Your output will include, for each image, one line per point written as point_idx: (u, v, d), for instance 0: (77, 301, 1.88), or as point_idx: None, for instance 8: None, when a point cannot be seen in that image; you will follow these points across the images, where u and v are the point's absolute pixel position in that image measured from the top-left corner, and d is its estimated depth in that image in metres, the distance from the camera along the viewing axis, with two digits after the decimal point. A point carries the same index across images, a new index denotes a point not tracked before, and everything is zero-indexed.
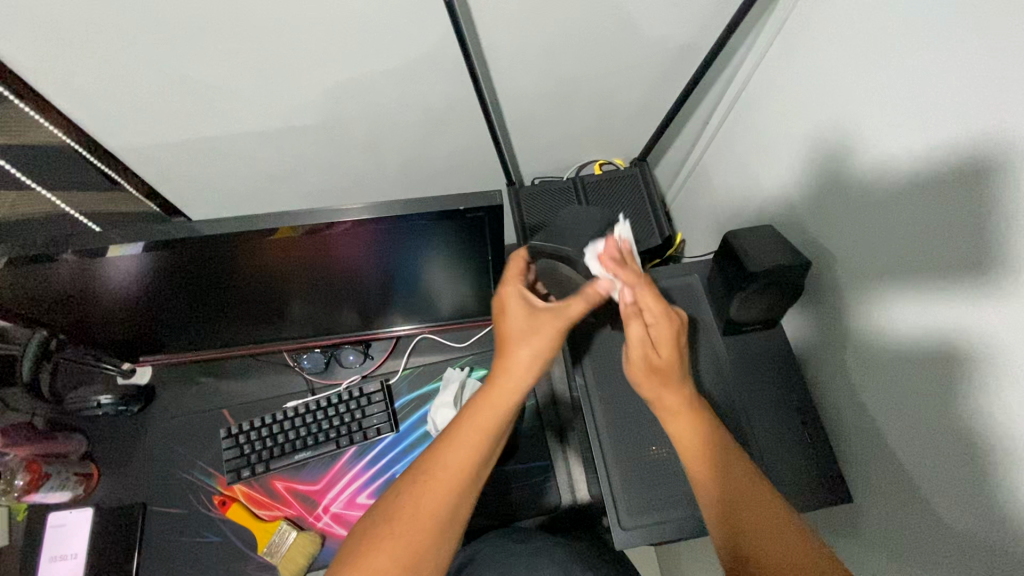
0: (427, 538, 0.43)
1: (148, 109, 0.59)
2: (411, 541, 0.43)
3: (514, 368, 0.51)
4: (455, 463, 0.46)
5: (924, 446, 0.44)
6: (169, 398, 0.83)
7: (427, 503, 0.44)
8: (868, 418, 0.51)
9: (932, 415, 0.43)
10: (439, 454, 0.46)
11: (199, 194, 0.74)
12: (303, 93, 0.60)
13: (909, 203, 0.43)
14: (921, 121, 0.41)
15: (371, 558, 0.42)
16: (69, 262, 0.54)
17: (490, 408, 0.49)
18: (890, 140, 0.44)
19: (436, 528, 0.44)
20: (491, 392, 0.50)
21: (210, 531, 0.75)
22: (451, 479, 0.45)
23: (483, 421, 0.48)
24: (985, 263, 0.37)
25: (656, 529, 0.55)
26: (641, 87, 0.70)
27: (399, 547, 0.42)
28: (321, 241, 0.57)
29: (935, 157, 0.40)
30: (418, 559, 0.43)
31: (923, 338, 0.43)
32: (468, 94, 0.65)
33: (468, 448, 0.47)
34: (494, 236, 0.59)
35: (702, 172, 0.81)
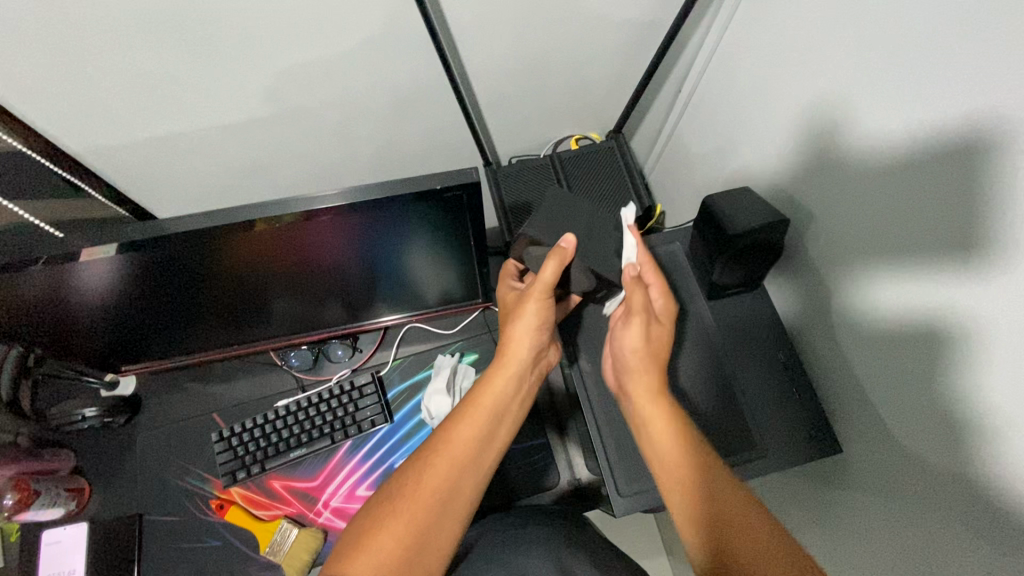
0: (430, 509, 0.46)
1: (107, 107, 0.57)
2: (416, 514, 0.46)
3: (507, 354, 0.57)
4: (457, 442, 0.51)
5: (915, 409, 0.44)
6: (157, 406, 0.81)
7: (431, 479, 0.48)
8: (859, 384, 0.51)
9: (925, 382, 0.43)
10: (443, 433, 0.52)
11: (170, 193, 0.73)
12: (268, 82, 0.58)
13: (895, 163, 0.42)
14: (896, 72, 0.41)
15: (377, 534, 0.45)
16: (42, 271, 0.52)
17: (488, 391, 0.55)
18: (864, 92, 0.44)
19: (440, 502, 0.47)
20: (490, 378, 0.56)
21: (210, 536, 0.75)
22: (452, 456, 0.50)
23: (482, 401, 0.54)
24: (975, 224, 0.37)
25: (654, 494, 0.55)
26: (611, 57, 0.70)
27: (403, 518, 0.45)
28: (297, 233, 0.56)
29: (920, 109, 0.39)
30: (424, 533, 0.45)
31: (919, 310, 0.43)
32: (438, 74, 0.63)
33: (470, 426, 0.52)
34: (473, 216, 0.59)
35: (678, 140, 0.81)
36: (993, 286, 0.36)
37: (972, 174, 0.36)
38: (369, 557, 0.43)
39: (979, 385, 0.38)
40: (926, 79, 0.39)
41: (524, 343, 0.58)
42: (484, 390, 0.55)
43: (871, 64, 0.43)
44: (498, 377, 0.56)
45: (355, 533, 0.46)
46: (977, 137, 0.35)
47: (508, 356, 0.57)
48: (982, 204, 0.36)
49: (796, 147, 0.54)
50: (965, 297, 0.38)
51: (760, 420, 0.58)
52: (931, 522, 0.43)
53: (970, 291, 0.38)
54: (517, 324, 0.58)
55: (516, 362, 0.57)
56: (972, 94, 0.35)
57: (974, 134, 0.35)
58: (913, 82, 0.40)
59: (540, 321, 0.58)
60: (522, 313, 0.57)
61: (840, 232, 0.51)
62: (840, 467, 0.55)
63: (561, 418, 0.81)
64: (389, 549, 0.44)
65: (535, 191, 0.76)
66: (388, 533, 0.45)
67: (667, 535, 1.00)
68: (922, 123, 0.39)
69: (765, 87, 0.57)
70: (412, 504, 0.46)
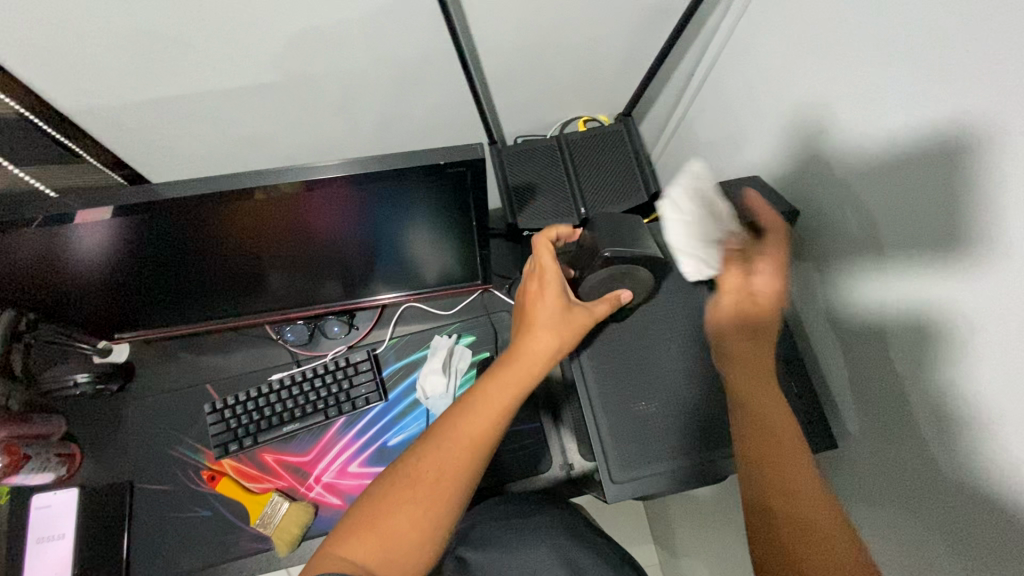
0: (445, 502, 0.47)
1: (101, 65, 0.54)
2: (423, 504, 0.46)
3: (528, 347, 0.54)
4: (463, 432, 0.49)
5: (910, 403, 0.44)
6: (149, 375, 0.81)
7: (434, 471, 0.48)
8: (857, 379, 0.50)
9: (924, 378, 0.42)
10: (461, 423, 0.50)
11: (165, 159, 0.71)
12: (266, 47, 0.56)
13: (907, 157, 0.41)
14: (920, 64, 0.39)
15: (390, 517, 0.46)
16: (28, 233, 0.50)
17: (508, 392, 0.52)
18: (883, 83, 0.42)
19: (450, 495, 0.47)
20: (503, 374, 0.53)
21: (201, 506, 0.75)
22: (470, 450, 0.49)
23: (503, 399, 0.52)
24: (990, 219, 0.35)
25: (646, 481, 0.55)
26: (622, 39, 0.67)
27: (417, 507, 0.46)
28: (295, 206, 0.54)
29: (939, 101, 0.38)
30: (432, 522, 0.46)
31: (924, 305, 0.41)
32: (445, 47, 0.61)
33: (485, 426, 0.50)
34: (475, 194, 0.57)
35: (686, 127, 0.79)
36: (1001, 281, 0.35)
37: (994, 175, 0.34)
38: (379, 538, 0.45)
39: (988, 382, 0.37)
40: (951, 75, 0.37)
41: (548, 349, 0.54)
42: (495, 385, 0.52)
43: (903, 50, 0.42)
44: (512, 371, 0.53)
45: (361, 513, 0.47)
46: (1001, 139, 0.34)
47: (532, 350, 0.54)
48: (999, 198, 0.34)
49: (812, 137, 0.52)
50: (975, 291, 0.37)
51: None
52: (924, 519, 0.43)
53: (979, 284, 0.37)
54: (547, 332, 0.54)
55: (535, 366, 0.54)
56: (995, 89, 0.34)
57: (997, 129, 0.34)
58: (934, 77, 0.38)
59: (558, 335, 0.54)
60: (557, 325, 0.54)
61: (848, 228, 0.49)
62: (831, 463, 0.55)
63: (556, 404, 0.80)
64: (398, 536, 0.45)
65: (541, 173, 0.74)
66: (402, 516, 0.46)
67: (655, 522, 1.01)
68: (944, 114, 0.37)
69: (779, 70, 0.55)
70: (417, 493, 0.47)
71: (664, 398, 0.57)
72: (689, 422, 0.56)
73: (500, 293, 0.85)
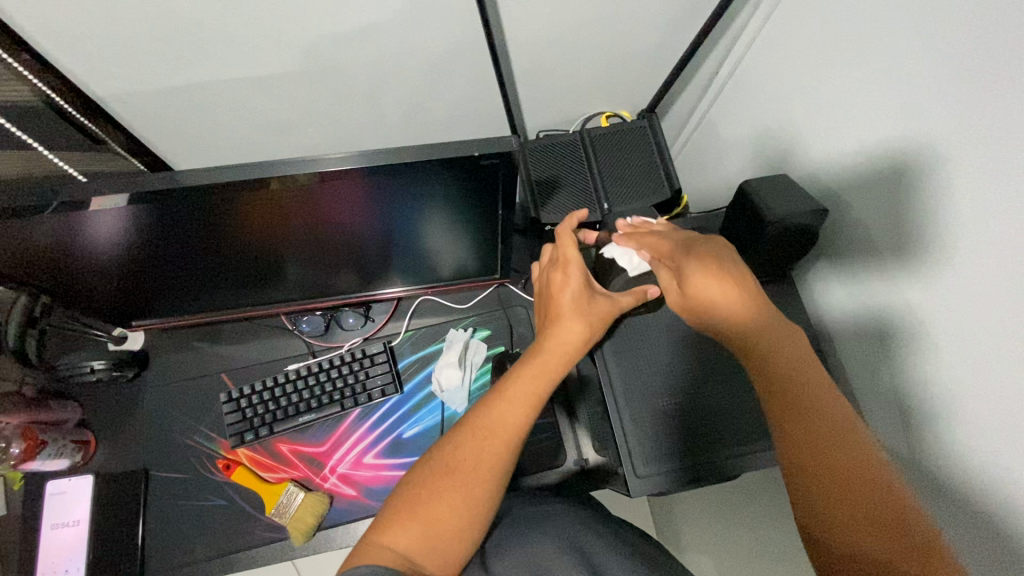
0: (485, 489, 0.46)
1: (134, 50, 0.54)
2: (462, 492, 0.46)
3: (559, 337, 0.54)
4: (499, 420, 0.49)
5: (908, 394, 0.49)
6: (164, 363, 0.80)
7: (471, 460, 0.47)
8: (867, 377, 0.54)
9: (916, 371, 0.48)
10: (496, 411, 0.49)
11: (188, 146, 0.71)
12: (299, 35, 0.56)
13: (910, 175, 0.46)
14: (983, 67, 0.39)
15: (430, 506, 0.45)
16: (49, 217, 0.50)
17: (540, 377, 0.52)
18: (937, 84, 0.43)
19: (489, 481, 0.47)
20: (535, 363, 0.52)
21: (215, 495, 0.75)
22: (507, 437, 0.48)
23: (534, 386, 0.51)
24: (977, 227, 0.40)
25: (668, 476, 0.55)
26: (651, 34, 0.67)
27: (458, 494, 0.45)
28: (323, 195, 0.54)
29: (998, 101, 0.38)
30: (474, 509, 0.45)
31: (971, 301, 0.42)
32: (476, 39, 0.61)
33: (518, 412, 0.49)
34: (504, 186, 0.57)
35: (708, 126, 0.79)
36: (981, 281, 0.41)
37: None
38: (422, 527, 0.44)
39: (988, 369, 0.41)
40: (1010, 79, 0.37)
41: (577, 339, 0.54)
42: (529, 374, 0.52)
43: (943, 54, 0.42)
44: (547, 360, 0.53)
45: (399, 504, 0.46)
46: None
47: (564, 339, 0.54)
48: (978, 210, 0.40)
49: (846, 138, 0.53)
50: (962, 290, 0.42)
51: None
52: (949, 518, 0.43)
53: (961, 286, 0.43)
54: (574, 320, 0.54)
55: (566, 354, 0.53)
56: None
57: None
58: (996, 79, 0.38)
59: (588, 325, 0.54)
60: (583, 312, 0.55)
61: (890, 230, 0.49)
62: None
63: (572, 401, 0.80)
64: (441, 524, 0.44)
65: (563, 168, 0.74)
66: (444, 504, 0.45)
67: (661, 519, 1.01)
68: (938, 139, 0.43)
69: (815, 70, 0.56)
70: (456, 481, 0.46)
71: (686, 393, 0.58)
72: (710, 417, 0.57)
73: (516, 288, 0.85)
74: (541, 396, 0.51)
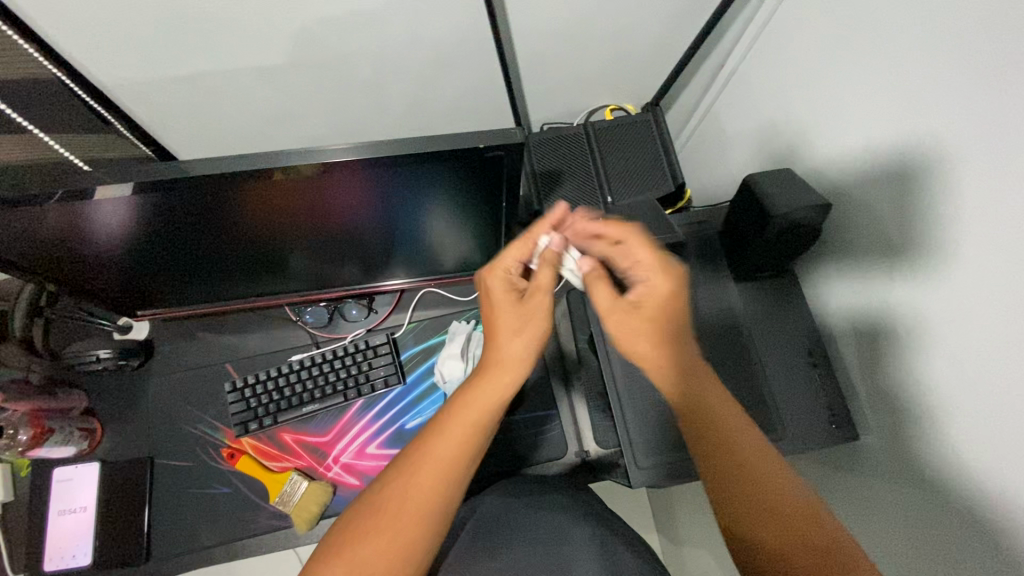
0: (414, 526, 0.47)
1: (139, 38, 0.54)
2: (390, 532, 0.46)
3: (512, 333, 0.53)
4: (428, 459, 0.49)
5: (902, 391, 0.50)
6: (170, 352, 0.81)
7: (400, 499, 0.47)
8: (862, 370, 0.55)
9: (910, 368, 0.49)
10: (427, 445, 0.49)
11: (193, 136, 0.71)
12: (304, 25, 0.56)
13: (914, 169, 0.46)
14: (992, 62, 0.39)
15: (358, 545, 0.46)
16: (55, 206, 0.51)
17: (475, 407, 0.50)
18: (945, 79, 0.43)
19: (418, 519, 0.47)
20: (471, 392, 0.51)
21: (220, 483, 0.75)
22: (436, 473, 0.48)
23: (468, 418, 0.50)
24: (982, 223, 0.40)
25: (670, 467, 0.56)
26: (657, 27, 0.67)
27: (383, 534, 0.46)
28: (326, 187, 0.55)
29: (1007, 94, 0.38)
30: (403, 549, 0.46)
31: (973, 295, 0.42)
32: (482, 30, 0.61)
33: (449, 446, 0.49)
34: (508, 179, 0.57)
35: (713, 119, 0.79)
36: (979, 283, 0.41)
37: None
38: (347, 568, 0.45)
39: (989, 365, 0.41)
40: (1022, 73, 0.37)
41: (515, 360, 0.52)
42: (463, 401, 0.51)
43: (951, 46, 0.42)
44: (481, 391, 0.51)
45: (333, 542, 0.47)
46: None
47: (507, 364, 0.52)
48: (982, 214, 0.40)
49: (852, 131, 0.53)
50: (957, 291, 0.43)
51: (782, 403, 0.57)
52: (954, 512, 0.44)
53: (960, 283, 0.43)
54: (512, 337, 0.53)
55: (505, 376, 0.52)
56: None
57: None
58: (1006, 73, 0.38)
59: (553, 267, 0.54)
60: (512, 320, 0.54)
61: (889, 225, 0.49)
62: (854, 455, 0.55)
63: (574, 394, 0.80)
64: (366, 565, 0.45)
65: (567, 161, 0.74)
66: (370, 544, 0.46)
67: (660, 511, 1.02)
68: (942, 141, 0.43)
69: (823, 62, 0.55)
70: (382, 523, 0.47)
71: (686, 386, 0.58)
72: None
73: None
74: (475, 428, 0.50)
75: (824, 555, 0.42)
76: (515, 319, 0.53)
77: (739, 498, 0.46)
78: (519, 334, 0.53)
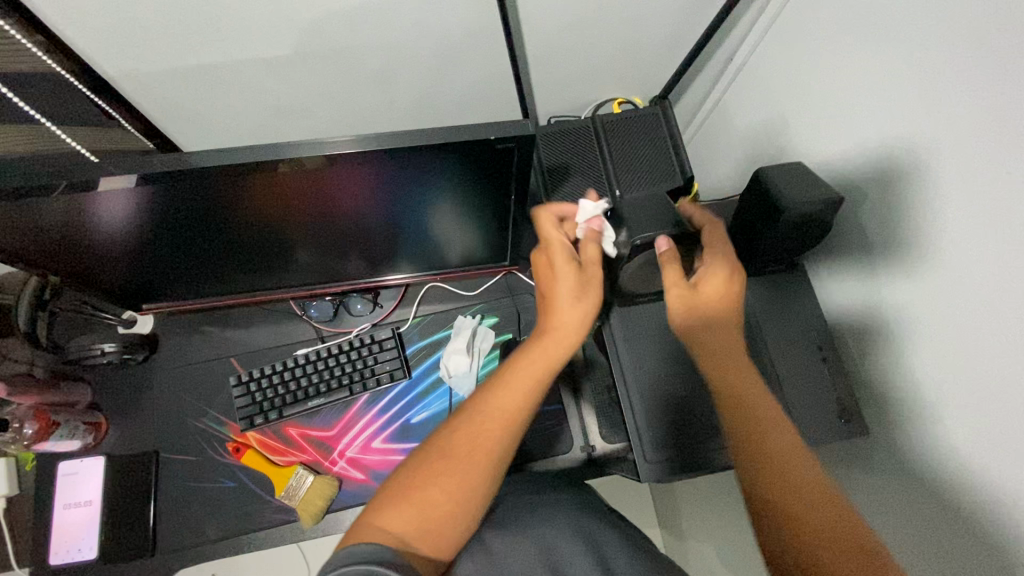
0: (481, 473, 0.47)
1: (143, 28, 0.53)
2: (458, 478, 0.46)
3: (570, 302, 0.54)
4: (494, 410, 0.49)
5: (912, 386, 0.50)
6: (174, 346, 0.81)
7: (467, 445, 0.48)
8: (874, 366, 0.55)
9: (919, 364, 0.49)
10: (493, 397, 0.50)
11: (198, 129, 0.70)
12: (310, 15, 0.55)
13: (929, 160, 0.45)
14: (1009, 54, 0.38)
15: (426, 489, 0.46)
16: (61, 199, 0.50)
17: (536, 363, 0.52)
18: (964, 71, 0.42)
19: (485, 466, 0.47)
20: (535, 349, 0.52)
21: (226, 477, 0.75)
22: (503, 424, 0.49)
23: (532, 375, 0.51)
24: (999, 219, 0.40)
25: (678, 463, 0.56)
26: (666, 19, 0.66)
27: (452, 479, 0.46)
28: (334, 179, 0.54)
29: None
30: (469, 496, 0.46)
31: (988, 292, 0.41)
32: (490, 21, 0.60)
33: (513, 397, 0.50)
34: (517, 172, 0.56)
35: (720, 113, 0.78)
36: (991, 278, 0.41)
37: None
38: (415, 510, 0.45)
39: (1005, 361, 0.41)
40: None
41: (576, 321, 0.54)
42: (526, 357, 0.52)
43: (969, 38, 0.41)
44: (543, 347, 0.53)
45: (396, 487, 0.47)
46: None
47: (568, 321, 0.53)
48: (996, 209, 0.40)
49: (864, 124, 0.52)
50: (969, 287, 0.43)
51: (790, 398, 0.57)
52: (966, 508, 0.44)
53: (976, 279, 0.42)
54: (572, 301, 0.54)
55: (564, 336, 0.53)
56: None
57: None
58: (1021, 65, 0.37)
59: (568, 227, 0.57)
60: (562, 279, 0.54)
61: (902, 221, 0.49)
62: (864, 451, 0.55)
63: (580, 390, 0.80)
64: (435, 508, 0.45)
65: (575, 155, 0.73)
66: (439, 488, 0.46)
67: (663, 506, 1.02)
68: (953, 136, 0.43)
69: (835, 54, 0.55)
70: (451, 466, 0.47)
71: (694, 380, 0.58)
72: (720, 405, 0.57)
73: (524, 276, 0.85)
74: (538, 384, 0.51)
75: (863, 553, 0.42)
76: (573, 285, 0.54)
77: (770, 485, 0.46)
78: (577, 300, 0.54)
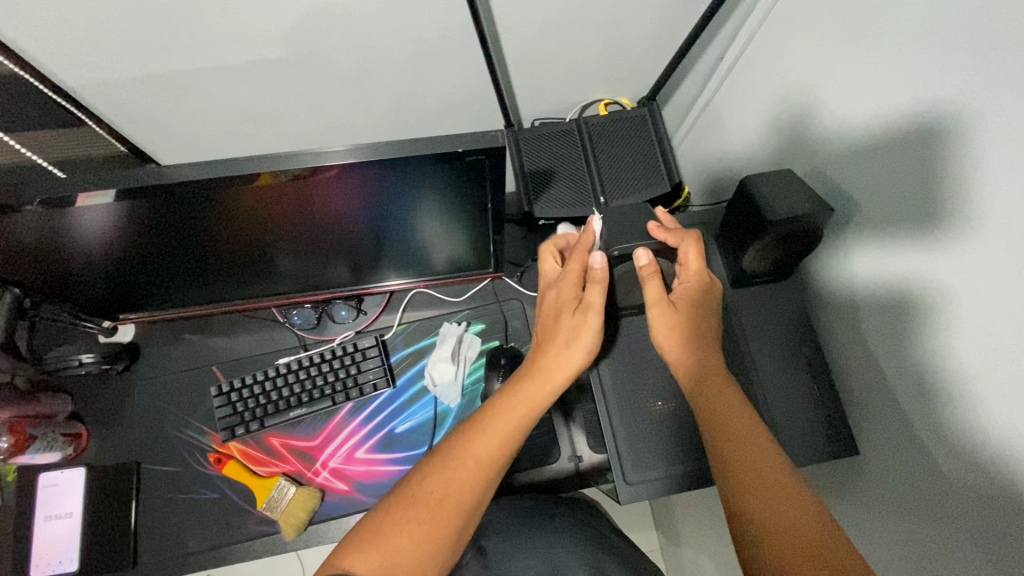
0: (452, 521, 0.45)
1: (104, 37, 0.52)
2: (427, 523, 0.45)
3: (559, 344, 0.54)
4: (471, 454, 0.48)
5: (903, 403, 0.48)
6: (157, 355, 0.80)
7: (440, 490, 0.46)
8: (864, 381, 0.52)
9: (911, 381, 0.47)
10: (471, 441, 0.49)
11: (172, 139, 0.69)
12: (278, 22, 0.53)
13: (924, 172, 0.43)
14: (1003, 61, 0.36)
15: (393, 535, 0.44)
16: (30, 217, 0.49)
17: (516, 408, 0.51)
18: (956, 77, 0.40)
19: (455, 514, 0.46)
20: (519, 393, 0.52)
21: (208, 488, 0.75)
22: (480, 468, 0.48)
23: (512, 420, 0.50)
24: (996, 232, 0.38)
25: (659, 483, 0.54)
26: (651, 18, 0.64)
27: (421, 527, 0.44)
28: (302, 190, 0.53)
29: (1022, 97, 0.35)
30: (438, 544, 0.45)
31: (987, 308, 0.39)
32: (465, 24, 0.58)
33: (491, 443, 0.49)
34: (492, 180, 0.54)
35: (713, 114, 0.76)
36: (985, 293, 0.39)
37: None
38: (381, 556, 0.43)
39: (999, 381, 0.38)
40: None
41: (561, 365, 0.53)
42: (510, 402, 0.51)
43: (962, 43, 0.39)
44: (529, 393, 0.52)
45: (364, 529, 0.45)
46: None
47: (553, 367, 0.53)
48: (990, 221, 0.38)
49: (853, 133, 0.50)
50: (964, 301, 0.41)
51: (778, 415, 0.55)
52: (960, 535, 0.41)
53: (971, 294, 0.40)
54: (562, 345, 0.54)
55: (548, 383, 0.53)
56: None
57: None
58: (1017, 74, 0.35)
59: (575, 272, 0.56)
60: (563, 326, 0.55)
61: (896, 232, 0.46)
62: (857, 470, 0.53)
63: (567, 400, 0.78)
64: (400, 556, 0.43)
65: (559, 159, 0.71)
66: (406, 534, 0.44)
67: (659, 513, 1.00)
68: (946, 145, 0.41)
69: (829, 55, 0.52)
70: (422, 514, 0.45)
71: (678, 396, 0.56)
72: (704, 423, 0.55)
73: (512, 281, 0.83)
74: (519, 430, 0.50)
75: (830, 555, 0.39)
76: (567, 330, 0.54)
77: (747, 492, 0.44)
78: (570, 344, 0.54)
